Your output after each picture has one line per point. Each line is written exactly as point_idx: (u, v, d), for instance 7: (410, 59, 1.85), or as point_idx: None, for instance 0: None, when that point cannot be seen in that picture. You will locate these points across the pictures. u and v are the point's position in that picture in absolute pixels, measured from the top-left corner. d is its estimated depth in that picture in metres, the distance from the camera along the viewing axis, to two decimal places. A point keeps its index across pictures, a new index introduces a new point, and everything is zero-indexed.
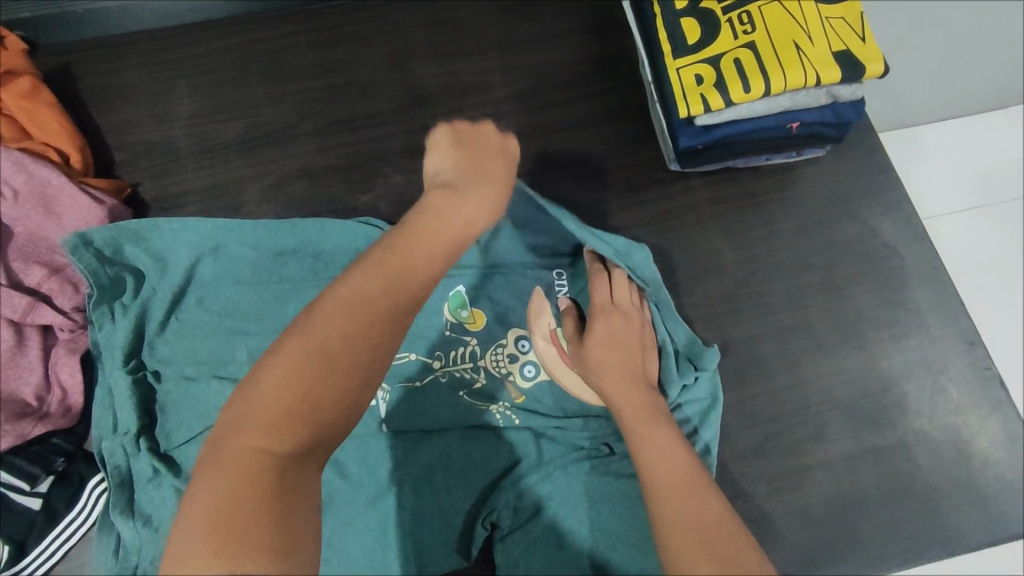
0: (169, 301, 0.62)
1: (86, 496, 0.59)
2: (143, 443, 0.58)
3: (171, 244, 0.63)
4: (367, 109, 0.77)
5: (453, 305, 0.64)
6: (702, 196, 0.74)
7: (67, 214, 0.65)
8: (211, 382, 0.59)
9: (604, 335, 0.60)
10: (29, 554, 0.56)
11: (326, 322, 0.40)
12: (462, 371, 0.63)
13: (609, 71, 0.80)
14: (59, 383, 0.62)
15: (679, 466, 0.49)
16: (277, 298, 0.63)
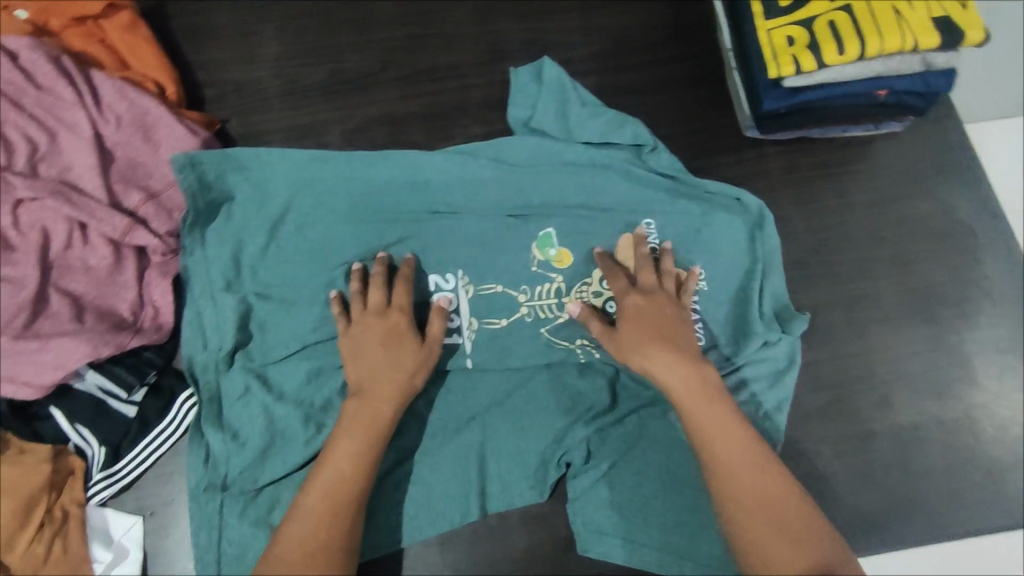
0: (266, 228, 0.65)
1: (176, 409, 0.62)
2: (237, 361, 0.62)
3: (273, 175, 0.65)
4: (447, 61, 0.78)
5: (541, 244, 0.66)
6: (774, 164, 0.75)
7: (164, 143, 0.68)
8: (309, 310, 0.63)
9: (637, 312, 0.59)
10: (123, 457, 0.60)
11: (282, 546, 0.50)
12: (548, 308, 0.65)
13: (688, 36, 0.80)
14: (152, 302, 0.65)
15: (738, 450, 0.52)
16: (372, 233, 0.65)
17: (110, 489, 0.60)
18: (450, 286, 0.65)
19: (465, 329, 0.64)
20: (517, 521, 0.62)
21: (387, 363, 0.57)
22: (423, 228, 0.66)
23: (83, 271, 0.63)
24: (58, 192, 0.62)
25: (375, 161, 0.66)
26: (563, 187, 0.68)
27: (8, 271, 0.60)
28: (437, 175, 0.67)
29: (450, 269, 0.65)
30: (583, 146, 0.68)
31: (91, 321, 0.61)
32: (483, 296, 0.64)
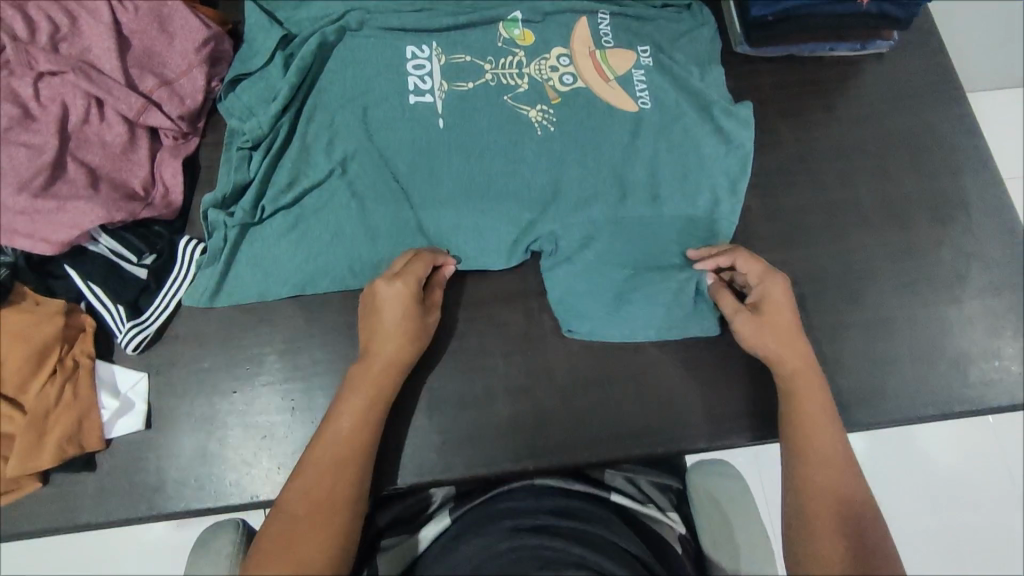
0: (303, 39, 0.73)
1: (181, 254, 0.67)
2: (255, 154, 0.69)
3: (298, 12, 0.75)
4: None
5: (507, 25, 0.74)
6: (763, 79, 0.77)
7: (178, 35, 0.71)
8: (320, 107, 0.71)
9: (783, 303, 0.61)
10: (146, 309, 0.65)
11: (296, 498, 0.52)
12: (509, 76, 0.72)
13: None
14: (162, 181, 0.69)
15: (797, 343, 0.60)
16: (383, 45, 0.73)
17: (142, 339, 0.64)
18: (425, 56, 0.72)
19: (436, 90, 0.71)
20: (502, 390, 0.65)
21: (397, 332, 0.59)
22: (424, 40, 0.73)
23: (99, 145, 0.66)
24: (79, 69, 0.66)
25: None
26: (534, 4, 0.75)
27: (29, 137, 0.63)
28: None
29: (426, 43, 0.73)
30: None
31: (105, 191, 0.64)
32: (455, 64, 0.72)
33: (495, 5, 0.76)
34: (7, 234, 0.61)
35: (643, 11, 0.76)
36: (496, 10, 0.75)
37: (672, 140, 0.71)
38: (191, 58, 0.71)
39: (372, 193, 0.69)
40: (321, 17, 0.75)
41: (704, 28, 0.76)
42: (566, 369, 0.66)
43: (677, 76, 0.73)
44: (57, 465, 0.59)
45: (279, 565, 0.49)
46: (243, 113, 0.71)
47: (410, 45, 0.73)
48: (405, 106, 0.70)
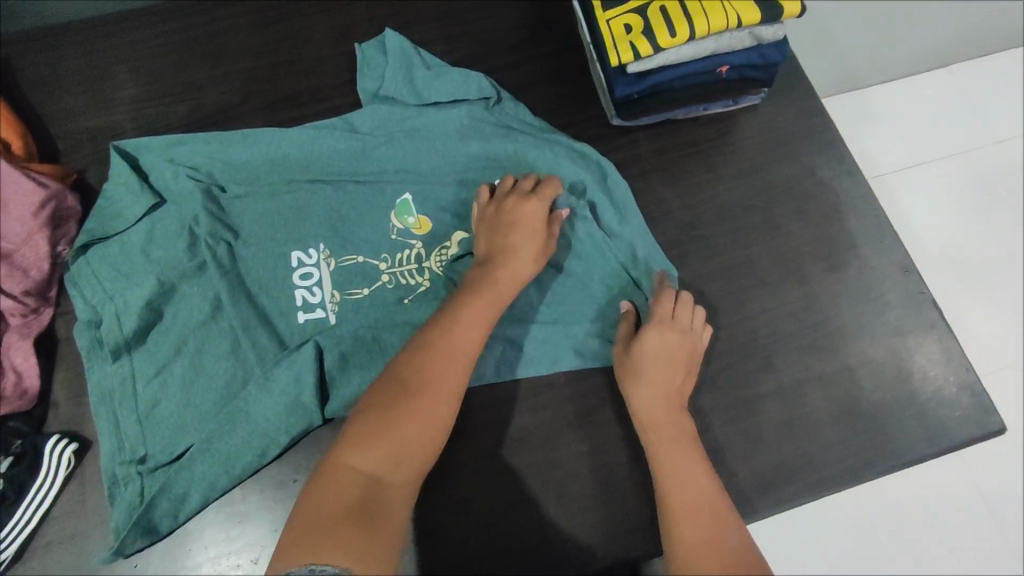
0: (174, 250, 0.67)
1: (47, 458, 0.59)
2: (128, 351, 0.65)
3: (172, 178, 0.70)
4: (312, 86, 0.78)
5: (400, 213, 0.69)
6: (643, 148, 0.77)
7: (10, 202, 0.65)
8: (202, 301, 0.65)
9: (663, 353, 0.62)
10: (5, 527, 0.58)
11: (356, 438, 0.51)
12: (406, 274, 0.68)
13: (548, 34, 0.82)
14: (14, 368, 0.62)
15: (698, 474, 0.57)
16: (269, 214, 0.69)
17: (0, 561, 0.57)
18: (313, 261, 0.68)
19: (328, 303, 0.66)
20: (419, 535, 0.61)
21: (531, 245, 0.64)
22: (310, 199, 0.70)
23: None
24: None
25: (261, 154, 0.72)
26: (424, 175, 0.72)
27: None
28: (336, 168, 0.72)
29: (311, 245, 0.68)
30: (435, 109, 0.74)
31: None
32: (347, 268, 0.67)
33: (382, 146, 0.73)
34: None
35: (539, 142, 0.73)
36: (389, 157, 0.72)
37: (582, 295, 0.68)
38: (27, 225, 0.65)
39: (263, 430, 0.61)
40: (185, 204, 0.69)
41: (610, 175, 0.71)
42: (484, 495, 0.63)
43: (579, 232, 0.69)
44: None
45: (448, 384, 0.54)
46: (104, 299, 0.66)
47: (296, 250, 0.68)
48: (282, 279, 0.67)
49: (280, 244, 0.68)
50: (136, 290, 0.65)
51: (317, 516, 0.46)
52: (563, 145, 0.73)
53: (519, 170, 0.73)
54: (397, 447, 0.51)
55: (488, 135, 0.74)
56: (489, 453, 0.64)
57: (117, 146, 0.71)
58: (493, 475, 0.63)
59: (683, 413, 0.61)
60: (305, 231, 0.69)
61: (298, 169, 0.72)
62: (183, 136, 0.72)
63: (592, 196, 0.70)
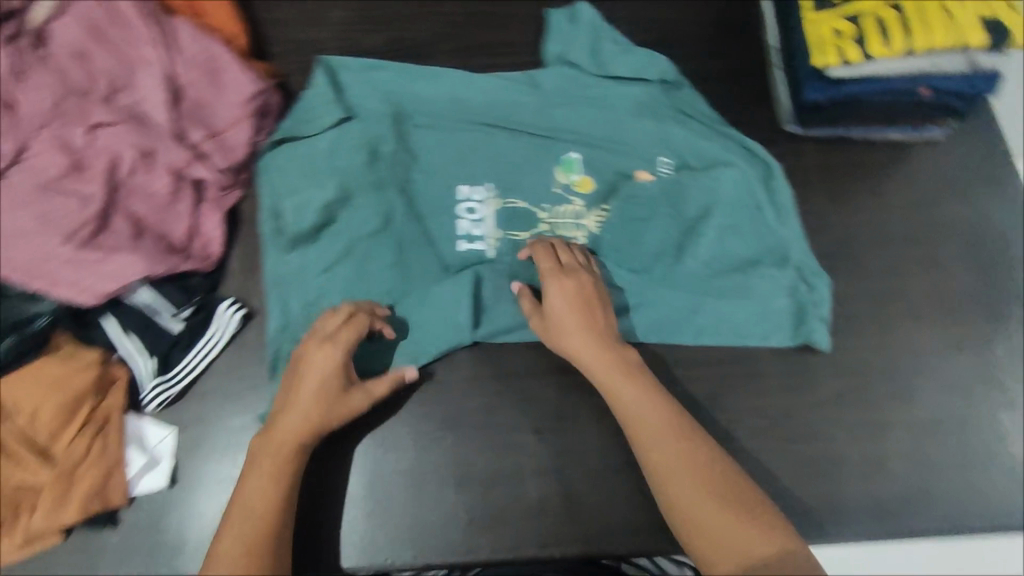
0: (355, 162, 0.72)
1: (220, 314, 0.66)
2: (300, 245, 0.70)
3: (365, 98, 0.75)
4: (502, 39, 0.82)
5: (564, 168, 0.73)
6: (811, 159, 0.75)
7: (228, 88, 0.71)
8: (374, 214, 0.70)
9: (560, 308, 0.61)
10: (174, 365, 0.65)
11: (274, 447, 0.57)
12: (562, 227, 0.71)
13: (735, 29, 0.82)
14: (203, 234, 0.69)
15: (638, 407, 0.57)
16: (448, 148, 0.74)
17: (165, 394, 0.64)
18: (478, 197, 0.72)
19: (488, 238, 0.70)
20: (530, 471, 0.63)
21: (321, 397, 0.58)
22: (489, 142, 0.73)
23: (145, 196, 0.66)
24: (132, 121, 0.67)
25: (445, 93, 0.75)
26: (597, 140, 0.74)
27: (79, 186, 0.63)
28: (512, 119, 0.75)
29: (479, 182, 0.72)
30: (613, 81, 0.76)
31: (148, 244, 0.65)
32: (508, 210, 0.71)
33: (561, 107, 0.76)
34: (49, 284, 0.61)
35: (713, 130, 0.74)
36: (565, 117, 0.75)
37: (728, 285, 0.68)
38: (239, 111, 0.71)
39: (415, 336, 0.66)
40: (373, 123, 0.73)
41: (775, 175, 0.71)
42: (599, 452, 0.63)
43: (739, 225, 0.70)
44: (81, 520, 0.59)
45: (273, 465, 0.56)
46: (285, 194, 0.71)
47: (465, 184, 0.72)
48: (448, 207, 0.71)
49: (453, 177, 0.72)
50: (317, 192, 0.71)
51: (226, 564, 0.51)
52: (733, 138, 0.73)
53: (687, 154, 0.73)
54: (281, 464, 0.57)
55: (663, 114, 0.75)
56: (611, 416, 0.64)
57: (321, 60, 0.76)
58: (610, 438, 0.64)
59: (614, 347, 0.60)
60: (477, 170, 0.73)
61: (479, 112, 0.75)
62: (381, 61, 0.77)
63: (755, 190, 0.70)
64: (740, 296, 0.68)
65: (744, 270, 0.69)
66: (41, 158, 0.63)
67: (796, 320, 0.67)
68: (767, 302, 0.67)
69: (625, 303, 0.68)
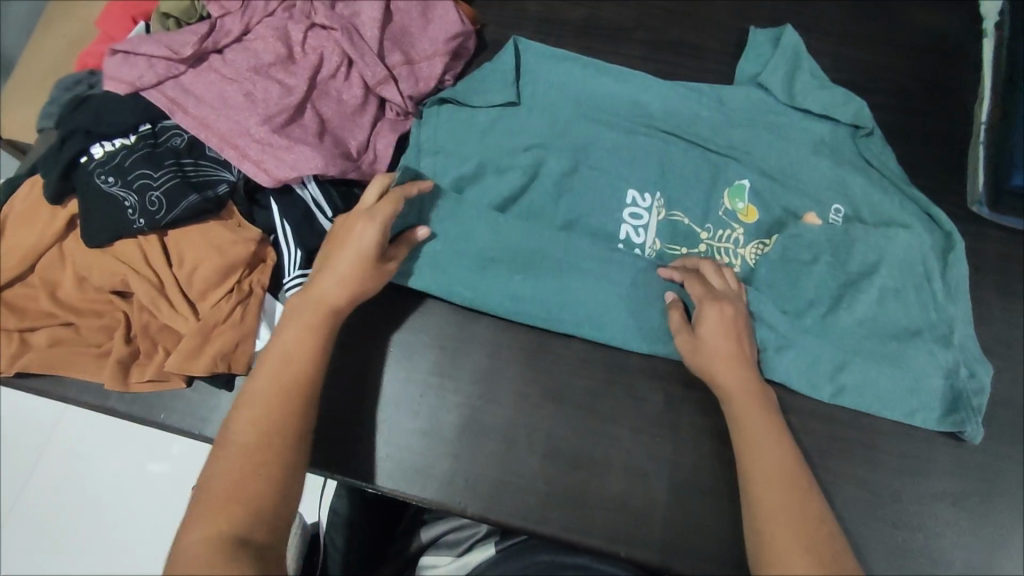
0: (526, 137, 0.73)
1: None
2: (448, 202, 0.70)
3: (542, 79, 0.75)
4: (697, 43, 0.81)
5: (733, 194, 0.71)
6: (992, 247, 0.71)
7: (434, 23, 0.75)
8: (532, 185, 0.71)
9: (716, 333, 0.60)
10: None
11: (258, 390, 0.54)
12: (721, 252, 0.70)
13: (939, 95, 0.78)
14: (374, 149, 0.73)
15: (770, 448, 0.54)
16: (621, 143, 0.73)
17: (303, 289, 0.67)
18: (645, 205, 0.71)
19: (648, 246, 0.70)
20: (619, 466, 0.63)
21: (359, 267, 0.59)
22: (662, 146, 0.73)
23: (336, 101, 0.71)
24: (345, 29, 0.71)
25: (626, 94, 0.75)
26: (771, 172, 0.72)
27: (286, 77, 0.68)
28: (690, 130, 0.74)
29: (649, 190, 0.71)
30: (800, 115, 0.74)
31: (328, 144, 0.69)
32: (671, 223, 0.70)
33: (739, 131, 0.74)
34: (239, 155, 0.66)
35: (896, 192, 0.70)
36: (741, 141, 0.73)
37: (883, 353, 0.65)
38: (438, 47, 0.75)
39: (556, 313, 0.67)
40: (551, 106, 0.74)
41: (954, 251, 0.67)
42: (693, 467, 0.63)
43: (908, 293, 0.66)
44: (205, 375, 0.63)
45: (301, 327, 0.57)
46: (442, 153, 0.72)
47: (633, 188, 0.71)
48: (608, 196, 0.71)
49: (619, 167, 0.72)
50: (459, 165, 0.71)
51: (247, 417, 0.52)
52: (919, 203, 0.70)
53: (863, 207, 0.70)
54: (277, 407, 0.53)
55: (843, 158, 0.72)
56: (711, 436, 0.64)
57: (513, 41, 0.77)
58: (709, 457, 0.63)
59: (743, 375, 0.59)
60: (647, 172, 0.72)
61: (654, 118, 0.75)
62: (561, 50, 0.77)
63: (928, 258, 0.67)
64: (891, 365, 0.64)
65: (901, 339, 0.65)
66: (262, 43, 0.69)
67: (946, 404, 0.64)
68: (918, 380, 0.64)
69: (772, 344, 0.65)
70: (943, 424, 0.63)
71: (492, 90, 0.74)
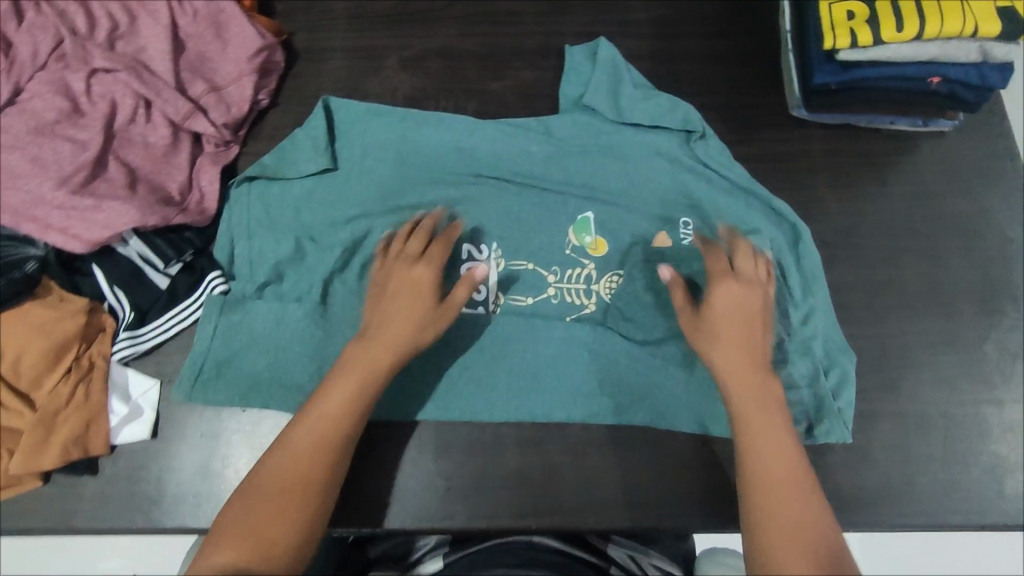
0: (345, 214, 0.69)
1: (203, 287, 0.65)
2: (265, 292, 0.66)
3: (357, 145, 0.72)
4: (509, 8, 0.81)
5: (578, 229, 0.69)
6: (816, 145, 0.75)
7: (232, 42, 0.71)
8: (354, 264, 0.67)
9: (726, 310, 0.59)
10: (150, 324, 0.63)
11: (299, 431, 0.54)
12: (574, 292, 0.67)
13: (747, 13, 0.81)
14: (199, 188, 0.68)
15: (774, 429, 0.54)
16: (437, 191, 0.71)
17: (132, 354, 0.63)
18: (483, 257, 0.68)
19: (491, 302, 0.66)
20: (512, 442, 0.63)
21: (406, 313, 0.59)
22: (480, 188, 0.71)
23: (141, 146, 0.66)
24: (131, 67, 0.66)
25: (449, 141, 0.72)
26: (602, 191, 0.71)
27: (76, 133, 0.64)
28: (520, 170, 0.72)
29: (484, 242, 0.69)
30: (631, 128, 0.72)
31: (143, 193, 0.65)
32: (513, 271, 0.67)
33: (567, 155, 0.72)
34: (42, 227, 0.61)
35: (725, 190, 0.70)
36: (570, 169, 0.72)
37: None
38: (241, 67, 0.71)
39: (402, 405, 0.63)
40: (367, 174, 0.71)
41: (803, 240, 0.68)
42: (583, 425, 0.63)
43: None
44: (59, 466, 0.59)
45: (353, 372, 0.57)
46: (251, 249, 0.67)
47: (467, 241, 0.69)
48: None
49: (439, 222, 0.70)
50: (275, 245, 0.67)
51: (286, 455, 0.53)
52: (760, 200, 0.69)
53: (706, 214, 0.69)
54: (316, 458, 0.53)
55: None
56: None
57: (324, 101, 0.73)
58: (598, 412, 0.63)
59: (772, 382, 0.58)
60: (479, 217, 0.70)
61: (474, 160, 0.72)
62: (374, 106, 0.73)
63: (779, 256, 0.67)
64: None
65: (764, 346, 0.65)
66: (39, 101, 0.63)
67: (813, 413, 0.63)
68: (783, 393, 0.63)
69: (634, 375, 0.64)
70: (810, 436, 0.63)
71: (298, 167, 0.70)
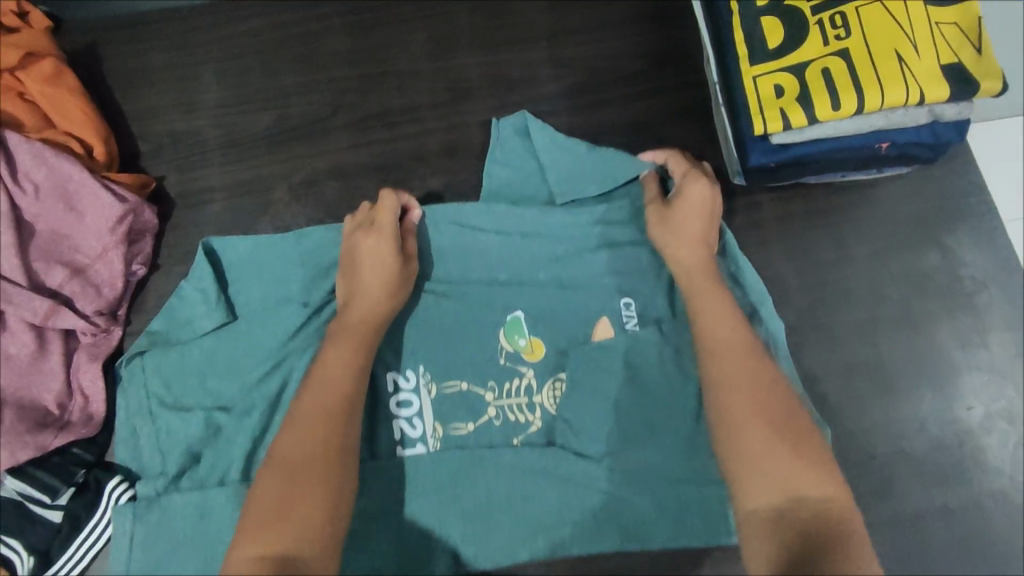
0: (254, 371, 0.59)
1: (106, 496, 0.57)
2: (180, 483, 0.57)
3: (253, 285, 0.62)
4: (403, 103, 0.71)
5: (509, 332, 0.61)
6: (766, 213, 0.67)
7: (89, 213, 0.62)
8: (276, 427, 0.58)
9: (694, 204, 0.60)
10: (57, 560, 0.56)
11: (304, 405, 0.51)
12: (516, 409, 0.60)
13: (670, 66, 0.73)
14: (81, 390, 0.60)
15: (735, 332, 0.54)
16: None
17: None
18: (411, 385, 0.60)
19: (428, 437, 0.58)
20: None
21: (380, 287, 0.57)
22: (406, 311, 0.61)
23: (2, 361, 0.58)
24: None
25: None
26: (542, 292, 0.62)
27: None
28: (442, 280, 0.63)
29: (410, 366, 0.60)
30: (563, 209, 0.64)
31: (9, 420, 0.56)
32: (447, 396, 0.59)
33: (494, 258, 0.63)
34: None
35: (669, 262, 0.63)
36: (501, 272, 0.63)
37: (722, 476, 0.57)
38: (105, 240, 0.62)
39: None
40: (270, 315, 0.60)
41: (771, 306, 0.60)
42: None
43: None
44: None
45: (353, 339, 0.55)
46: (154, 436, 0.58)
47: (390, 370, 0.60)
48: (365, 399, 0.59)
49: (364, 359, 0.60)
50: (182, 428, 0.57)
51: (296, 434, 0.50)
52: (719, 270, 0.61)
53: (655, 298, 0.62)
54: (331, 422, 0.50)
55: None
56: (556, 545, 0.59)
57: (204, 245, 0.61)
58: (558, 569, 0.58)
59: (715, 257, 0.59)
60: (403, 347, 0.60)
61: None
62: (260, 235, 0.62)
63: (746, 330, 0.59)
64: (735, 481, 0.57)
65: None
66: None
67: None
68: None
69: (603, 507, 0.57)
70: None
71: (191, 330, 0.60)
